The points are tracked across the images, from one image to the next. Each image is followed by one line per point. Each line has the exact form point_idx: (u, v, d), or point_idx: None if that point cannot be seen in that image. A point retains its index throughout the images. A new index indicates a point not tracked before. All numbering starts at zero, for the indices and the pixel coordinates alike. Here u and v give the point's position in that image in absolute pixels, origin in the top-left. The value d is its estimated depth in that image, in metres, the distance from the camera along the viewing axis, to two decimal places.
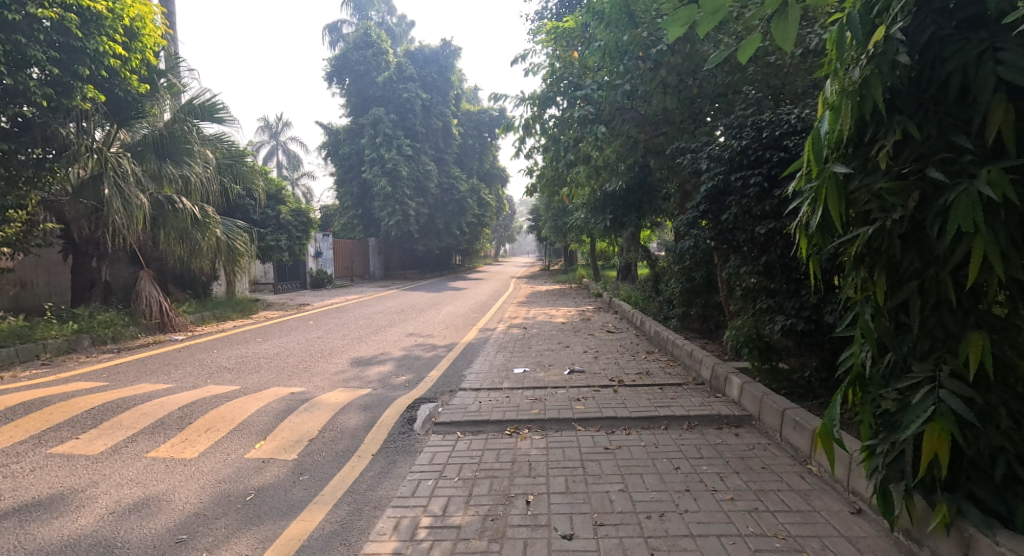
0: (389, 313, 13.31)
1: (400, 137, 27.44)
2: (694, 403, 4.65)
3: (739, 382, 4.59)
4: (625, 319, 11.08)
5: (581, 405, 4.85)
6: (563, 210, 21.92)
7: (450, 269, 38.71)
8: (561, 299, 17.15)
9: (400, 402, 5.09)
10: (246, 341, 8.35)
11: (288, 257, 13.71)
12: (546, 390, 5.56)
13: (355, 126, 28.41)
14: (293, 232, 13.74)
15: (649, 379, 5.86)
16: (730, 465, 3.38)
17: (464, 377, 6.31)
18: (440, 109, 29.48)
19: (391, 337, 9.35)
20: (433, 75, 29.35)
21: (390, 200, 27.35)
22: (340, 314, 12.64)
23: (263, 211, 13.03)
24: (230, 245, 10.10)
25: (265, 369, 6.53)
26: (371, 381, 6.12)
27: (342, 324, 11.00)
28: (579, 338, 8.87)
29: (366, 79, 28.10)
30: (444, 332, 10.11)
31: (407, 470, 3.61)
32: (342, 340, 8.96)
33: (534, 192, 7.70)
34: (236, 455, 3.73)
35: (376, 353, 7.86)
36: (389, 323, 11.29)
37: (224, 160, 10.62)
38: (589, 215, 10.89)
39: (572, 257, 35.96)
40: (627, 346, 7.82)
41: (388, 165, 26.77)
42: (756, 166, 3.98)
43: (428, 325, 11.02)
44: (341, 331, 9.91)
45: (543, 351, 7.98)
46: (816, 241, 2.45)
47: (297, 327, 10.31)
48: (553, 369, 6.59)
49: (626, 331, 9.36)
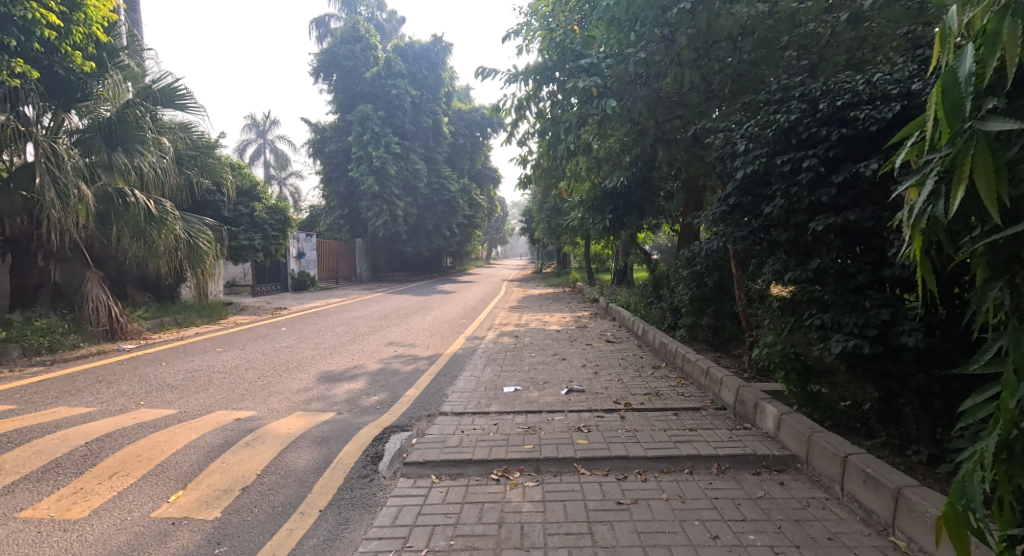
0: (371, 318, 12.44)
1: (388, 134, 26.58)
2: (721, 438, 3.85)
3: (775, 413, 3.80)
4: (625, 328, 10.29)
5: (584, 438, 4.03)
6: (556, 211, 21.19)
7: (440, 271, 37.86)
8: (555, 303, 16.38)
9: (365, 433, 4.25)
10: (203, 352, 7.45)
11: (263, 258, 12.80)
12: (541, 416, 4.74)
13: (343, 123, 27.52)
14: (269, 231, 12.81)
15: (660, 402, 5.06)
16: (786, 536, 2.57)
17: (446, 397, 5.47)
18: (430, 107, 28.67)
19: (368, 347, 8.49)
20: (423, 72, 28.54)
21: (377, 200, 26.47)
22: (317, 319, 11.74)
23: (235, 208, 12.09)
24: (193, 244, 9.17)
25: (216, 387, 5.66)
26: (337, 403, 5.27)
27: (318, 331, 10.13)
28: (576, 350, 8.05)
29: (354, 75, 27.24)
30: (428, 341, 9.28)
31: (360, 536, 2.75)
32: (313, 350, 8.09)
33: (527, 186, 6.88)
34: (136, 515, 2.86)
35: (348, 367, 7.01)
36: (369, 330, 10.41)
37: (188, 151, 9.74)
38: (586, 215, 10.08)
39: (565, 260, 35.21)
40: (630, 360, 7.02)
41: (376, 164, 25.92)
42: (807, 148, 3.20)
43: (411, 333, 10.16)
44: (315, 340, 9.03)
45: (536, 364, 7.15)
46: (941, 237, 1.62)
47: (267, 334, 9.43)
48: (548, 388, 5.77)
49: (628, 342, 8.56)
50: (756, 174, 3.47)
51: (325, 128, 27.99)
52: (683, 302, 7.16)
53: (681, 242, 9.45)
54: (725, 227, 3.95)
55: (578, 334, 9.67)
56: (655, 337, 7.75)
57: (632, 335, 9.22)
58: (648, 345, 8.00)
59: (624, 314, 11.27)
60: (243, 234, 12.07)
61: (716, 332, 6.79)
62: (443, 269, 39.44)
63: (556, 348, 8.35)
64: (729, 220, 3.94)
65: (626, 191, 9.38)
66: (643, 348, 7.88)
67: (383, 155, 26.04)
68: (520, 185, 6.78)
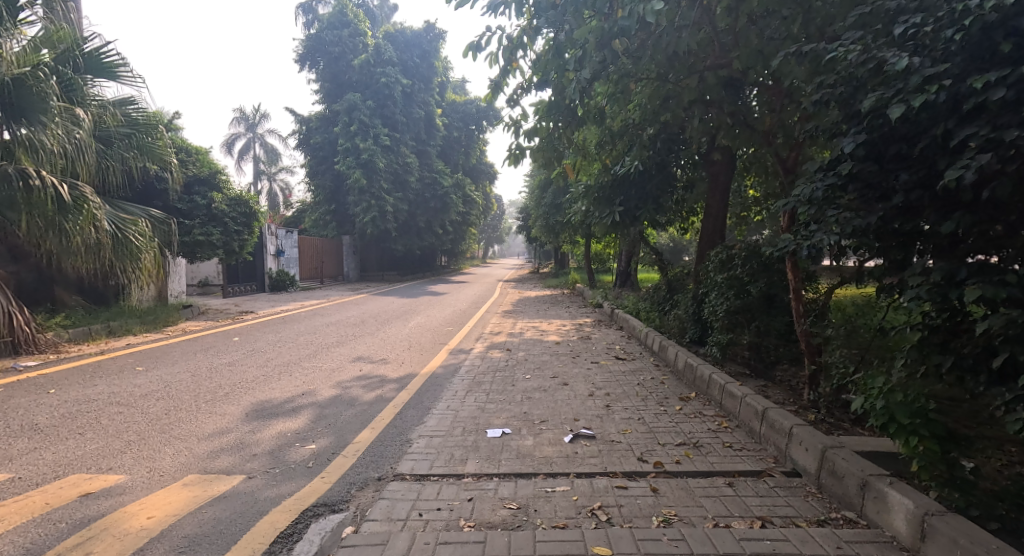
0: (345, 325, 11.00)
1: (377, 125, 25.22)
2: (823, 548, 2.45)
3: (910, 508, 2.44)
4: (637, 339, 8.84)
5: (603, 537, 2.62)
6: (556, 206, 19.87)
7: (432, 271, 36.35)
8: (554, 308, 14.98)
9: (270, 523, 2.80)
10: (117, 372, 5.99)
11: (223, 255, 11.32)
12: (536, 487, 3.33)
13: (329, 113, 26.07)
14: (231, 225, 11.33)
15: (704, 461, 3.67)
16: None
17: (409, 450, 4.03)
18: (422, 97, 27.24)
19: (329, 364, 7.05)
20: (415, 60, 27.10)
21: (365, 195, 25.08)
22: (282, 326, 10.31)
23: (189, 199, 10.66)
24: (122, 238, 7.69)
25: (99, 429, 4.21)
26: (256, 455, 3.82)
27: (277, 341, 8.67)
28: (582, 371, 6.62)
29: (341, 62, 25.85)
30: (404, 355, 7.85)
31: None
32: (259, 369, 6.64)
33: (520, 163, 5.41)
34: None
35: (295, 393, 5.57)
36: (338, 340, 8.98)
37: (121, 129, 8.32)
38: (591, 208, 8.65)
39: (564, 260, 33.83)
40: (651, 388, 5.62)
41: (363, 156, 24.50)
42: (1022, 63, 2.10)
43: (387, 345, 8.73)
44: (269, 353, 7.59)
45: (531, 392, 5.72)
46: None
47: (214, 346, 7.99)
48: (547, 433, 4.33)
49: (643, 360, 7.13)
50: (932, 105, 2.24)
51: (311, 118, 26.52)
52: (712, 313, 5.76)
53: (703, 241, 8.06)
54: (835, 211, 2.69)
55: (582, 349, 8.23)
56: (679, 356, 6.33)
57: (647, 350, 7.80)
58: (669, 365, 6.58)
59: (633, 323, 9.85)
60: (198, 227, 10.63)
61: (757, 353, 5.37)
62: (436, 268, 37.99)
63: (556, 367, 6.92)
64: (842, 202, 2.69)
65: (639, 179, 8.00)
66: (664, 370, 6.44)
67: (371, 147, 24.63)
68: (509, 161, 5.30)
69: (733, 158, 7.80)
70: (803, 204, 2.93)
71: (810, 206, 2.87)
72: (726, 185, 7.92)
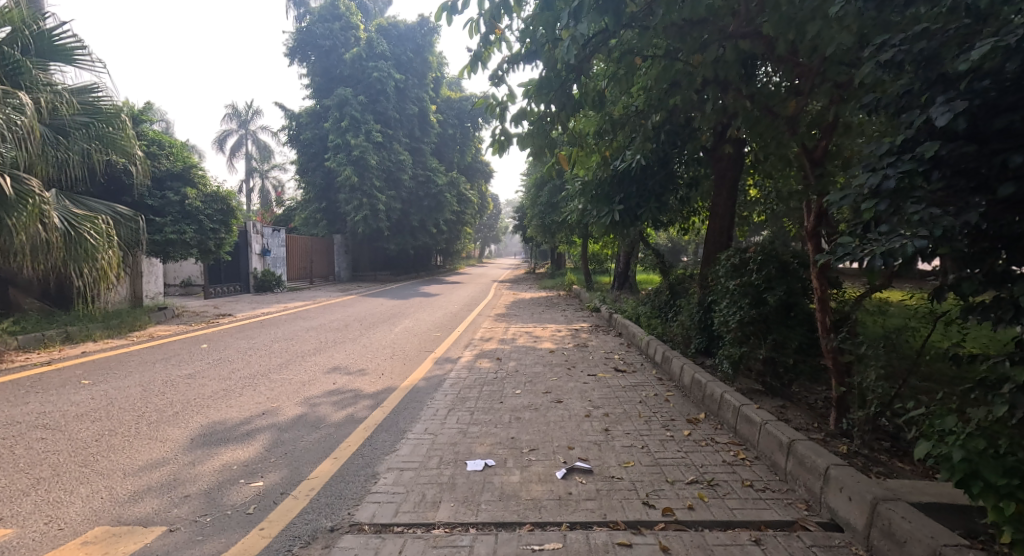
0: (327, 329, 10.38)
1: (369, 121, 24.61)
2: None
3: None
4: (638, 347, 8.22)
5: None
6: (552, 205, 19.29)
7: (426, 271, 35.73)
8: (549, 311, 14.39)
9: None
10: (58, 387, 5.36)
11: (196, 255, 10.69)
12: (519, 545, 2.72)
13: (320, 108, 25.46)
14: (206, 222, 10.69)
15: (723, 505, 3.07)
16: None
17: (373, 490, 3.42)
18: (416, 92, 26.62)
19: (300, 376, 6.44)
20: (409, 54, 26.47)
21: (357, 193, 24.44)
22: (258, 331, 9.68)
23: (160, 194, 10.05)
24: (76, 237, 7.11)
25: (10, 461, 3.59)
26: (188, 497, 3.20)
27: (249, 348, 8.05)
28: (578, 386, 6.01)
29: (332, 56, 25.19)
30: (385, 365, 7.24)
31: None
32: (221, 382, 6.02)
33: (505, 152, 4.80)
34: None
35: (255, 412, 4.96)
36: (316, 347, 8.35)
37: (78, 117, 7.70)
38: (588, 206, 8.06)
39: (560, 261, 33.27)
40: (654, 408, 5.03)
41: (354, 153, 23.87)
42: None
43: (367, 353, 8.11)
44: (236, 363, 6.96)
45: (520, 411, 5.12)
46: None
47: (178, 354, 7.35)
48: (536, 466, 3.73)
49: (644, 373, 6.52)
50: None
51: (302, 114, 25.89)
52: (721, 322, 5.19)
53: (708, 242, 7.50)
54: (918, 207, 2.15)
55: (579, 359, 7.61)
56: (686, 371, 5.72)
57: (650, 361, 7.18)
58: (675, 381, 5.95)
59: (632, 330, 9.26)
60: (170, 225, 9.98)
61: (773, 369, 4.78)
62: (430, 268, 37.38)
63: (549, 381, 6.31)
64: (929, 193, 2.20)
65: (639, 173, 7.41)
66: (670, 386, 5.82)
67: (362, 143, 23.98)
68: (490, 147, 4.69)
69: (741, 152, 7.23)
70: (863, 199, 2.34)
71: (873, 201, 2.29)
72: (733, 181, 7.33)
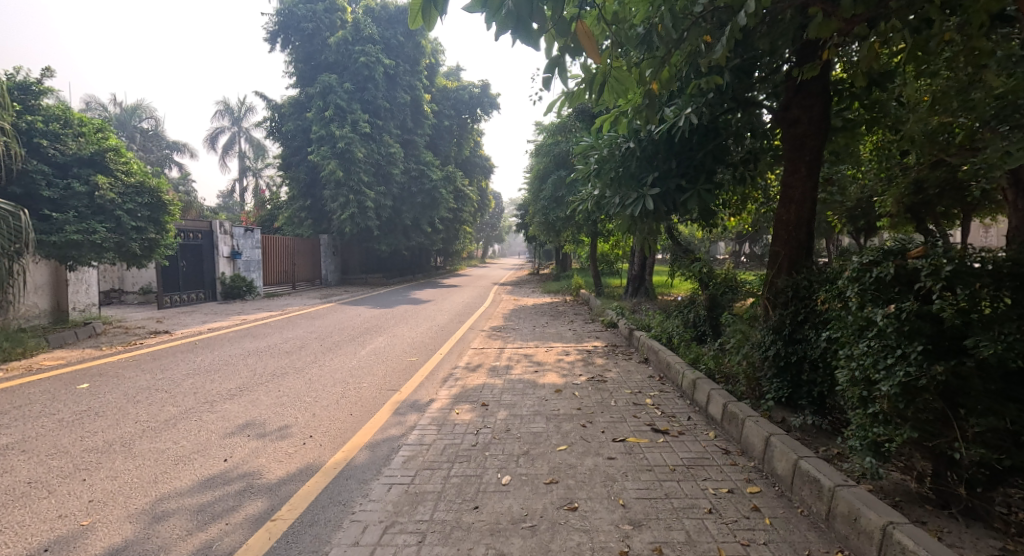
0: (275, 352, 8.34)
1: (356, 110, 22.67)
2: None
3: None
4: (675, 386, 6.04)
5: None
6: (555, 200, 17.35)
7: (422, 273, 33.60)
8: (552, 322, 12.37)
9: None
10: None
11: (114, 258, 8.58)
12: None
13: (304, 97, 23.42)
14: (126, 218, 8.54)
15: None
16: None
17: None
18: (408, 80, 24.74)
19: (180, 444, 4.26)
20: (399, 38, 24.48)
21: (343, 188, 22.51)
22: (183, 356, 7.58)
23: (62, 183, 7.99)
24: None
25: None
26: None
27: (148, 386, 5.94)
28: (601, 469, 3.87)
29: (316, 40, 23.16)
30: (323, 418, 5.15)
31: None
32: (49, 457, 3.90)
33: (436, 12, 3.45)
34: None
35: (37, 546, 2.81)
36: (241, 384, 6.24)
37: None
38: (605, 191, 5.93)
39: (566, 261, 31.10)
40: (743, 532, 2.92)
41: (340, 144, 21.91)
42: None
43: (308, 395, 5.94)
44: (103, 417, 4.80)
45: (506, 534, 3.00)
46: None
47: (32, 400, 5.23)
48: None
49: (697, 436, 4.41)
50: None
51: (284, 103, 23.80)
52: (844, 380, 3.07)
53: (777, 240, 5.39)
54: None
55: (596, 407, 5.44)
56: (777, 448, 3.59)
57: (699, 413, 5.03)
58: (755, 461, 3.80)
59: (659, 355, 7.17)
60: (72, 222, 7.88)
61: (963, 472, 2.65)
62: (428, 270, 35.27)
63: (553, 455, 4.16)
64: None
65: (682, 141, 5.29)
66: (749, 471, 3.68)
67: (348, 135, 22.05)
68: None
69: (827, 113, 5.18)
70: None
71: None
72: (815, 153, 5.20)
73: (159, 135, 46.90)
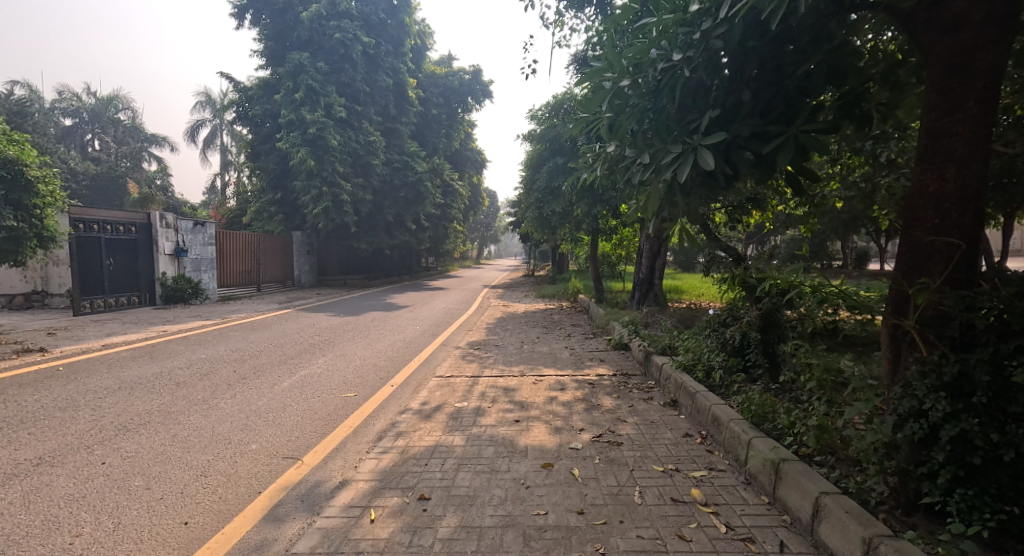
0: (164, 382, 6.10)
1: (330, 93, 20.51)
2: None
3: None
4: (735, 460, 3.81)
5: None
6: (551, 192, 15.23)
7: (409, 274, 31.35)
8: (545, 336, 10.18)
9: None
10: None
11: None
12: None
13: (274, 79, 21.19)
14: None
15: None
16: None
17: None
18: (390, 62, 22.70)
19: None
20: (381, 16, 22.38)
21: (316, 179, 20.33)
22: (15, 394, 5.31)
23: None
24: None
25: None
26: None
27: None
28: None
29: (288, 15, 20.94)
30: (125, 538, 2.92)
31: None
32: None
33: None
34: None
35: None
36: (50, 451, 3.99)
37: None
38: (625, 149, 3.67)
39: (563, 262, 28.90)
40: None
41: (311, 130, 19.73)
42: None
43: (142, 474, 3.67)
44: None
45: None
46: None
47: None
48: None
49: None
50: None
51: (252, 86, 21.61)
52: None
53: (913, 224, 3.19)
54: None
55: (611, 512, 3.20)
56: None
57: (800, 536, 2.83)
58: None
59: (696, 396, 4.94)
60: None
61: None
62: (415, 271, 32.94)
63: None
64: None
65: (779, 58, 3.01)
66: None
67: (321, 120, 19.89)
68: None
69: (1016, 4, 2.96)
70: None
71: None
72: (993, 75, 2.96)
73: (138, 128, 44.57)
